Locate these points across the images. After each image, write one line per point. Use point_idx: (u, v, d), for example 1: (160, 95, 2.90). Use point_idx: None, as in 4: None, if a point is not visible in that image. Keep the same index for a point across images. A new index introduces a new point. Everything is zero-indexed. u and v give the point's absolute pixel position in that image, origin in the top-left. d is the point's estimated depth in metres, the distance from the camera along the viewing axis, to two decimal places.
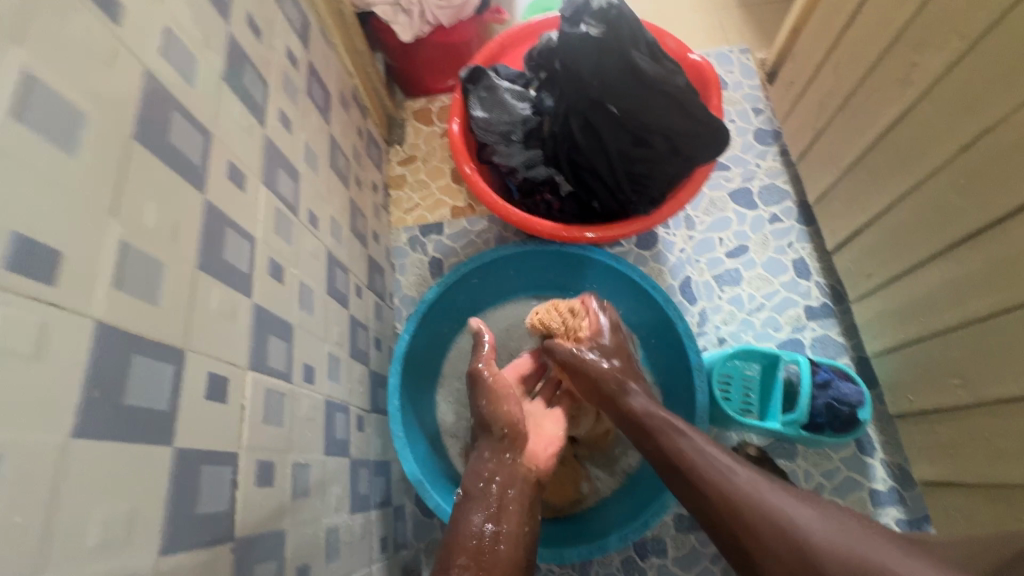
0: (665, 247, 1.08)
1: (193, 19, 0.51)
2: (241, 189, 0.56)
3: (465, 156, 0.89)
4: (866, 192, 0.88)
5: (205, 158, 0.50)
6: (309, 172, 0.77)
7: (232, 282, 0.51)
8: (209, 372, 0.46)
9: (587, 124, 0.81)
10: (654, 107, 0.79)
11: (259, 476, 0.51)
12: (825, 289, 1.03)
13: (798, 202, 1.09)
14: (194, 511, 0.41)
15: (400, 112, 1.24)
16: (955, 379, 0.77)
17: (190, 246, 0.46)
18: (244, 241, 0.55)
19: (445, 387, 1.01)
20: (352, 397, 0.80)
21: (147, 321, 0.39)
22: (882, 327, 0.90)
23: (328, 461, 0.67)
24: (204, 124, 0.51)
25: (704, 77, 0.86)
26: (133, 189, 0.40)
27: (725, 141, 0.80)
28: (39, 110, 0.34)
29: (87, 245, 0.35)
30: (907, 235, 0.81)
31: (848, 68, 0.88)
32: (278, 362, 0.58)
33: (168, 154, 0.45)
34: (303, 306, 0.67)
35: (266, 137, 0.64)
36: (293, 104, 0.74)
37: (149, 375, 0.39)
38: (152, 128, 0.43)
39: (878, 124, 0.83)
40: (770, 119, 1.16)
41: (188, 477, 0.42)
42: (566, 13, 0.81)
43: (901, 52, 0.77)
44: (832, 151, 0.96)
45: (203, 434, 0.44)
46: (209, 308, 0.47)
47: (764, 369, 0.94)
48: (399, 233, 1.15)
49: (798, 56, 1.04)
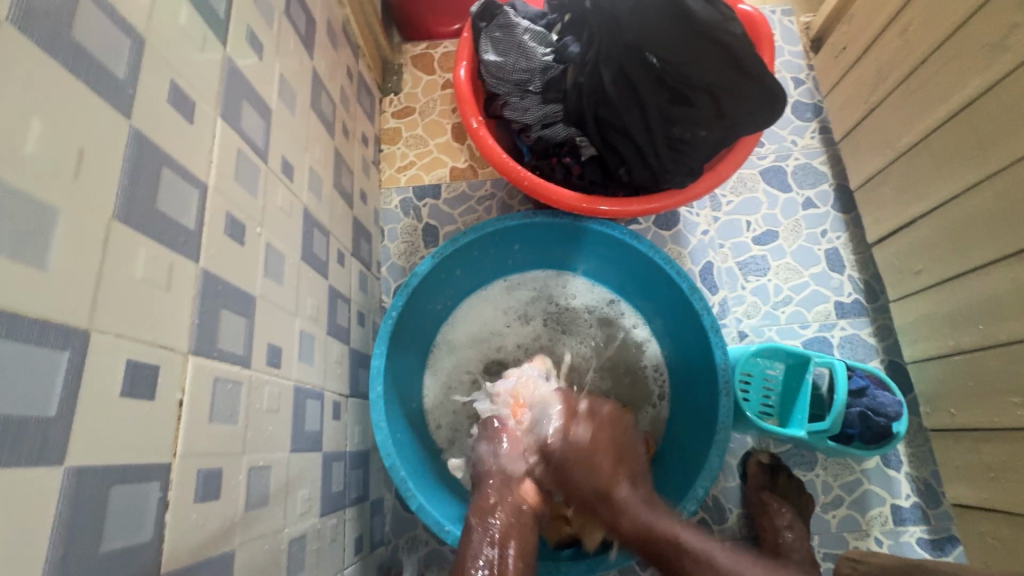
0: (687, 228, 0.97)
1: None
2: (190, 121, 0.43)
3: (472, 108, 0.76)
4: (925, 179, 0.78)
5: (134, 71, 0.37)
6: (285, 112, 0.63)
7: (172, 241, 0.39)
8: (131, 362, 0.34)
9: (620, 74, 0.68)
10: (701, 59, 0.65)
11: (202, 489, 0.41)
12: (859, 284, 0.93)
13: (835, 187, 0.98)
14: (95, 547, 0.31)
15: (396, 57, 1.09)
16: (1015, 398, 0.68)
17: (107, 189, 0.34)
18: (190, 189, 0.42)
19: (435, 396, 0.89)
20: (327, 381, 0.68)
21: (23, 289, 0.28)
22: (925, 331, 0.81)
23: (294, 459, 0.57)
24: (132, 23, 0.38)
25: (758, 31, 0.74)
26: (6, 99, 0.28)
27: (780, 108, 0.68)
28: None
29: None
30: (975, 230, 0.71)
31: (922, 30, 0.76)
32: (234, 344, 0.47)
33: (73, 58, 0.32)
34: (269, 273, 0.55)
35: (228, 59, 0.50)
36: (266, 22, 0.60)
37: (26, 368, 0.28)
38: (46, 20, 0.30)
39: (955, 99, 0.72)
40: (811, 91, 1.03)
41: (86, 503, 0.31)
42: None
43: (997, 14, 0.65)
44: (886, 131, 0.84)
45: (117, 445, 0.33)
46: (132, 276, 0.35)
47: (789, 369, 0.85)
48: (390, 194, 1.02)
49: (853, 18, 0.91)
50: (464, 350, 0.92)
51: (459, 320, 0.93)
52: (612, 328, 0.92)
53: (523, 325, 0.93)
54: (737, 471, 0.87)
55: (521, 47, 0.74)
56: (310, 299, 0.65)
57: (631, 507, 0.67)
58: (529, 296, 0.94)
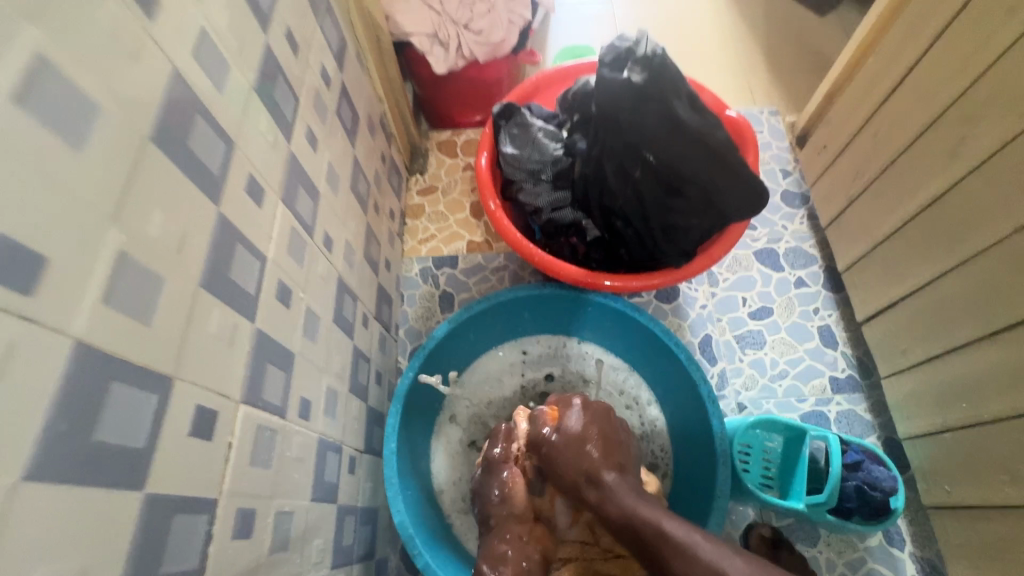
0: (687, 302, 1.04)
1: (231, 27, 0.49)
2: (259, 205, 0.52)
3: (491, 192, 0.86)
4: (904, 266, 0.85)
5: (225, 168, 0.47)
6: (329, 193, 0.73)
7: (238, 304, 0.47)
8: (197, 407, 0.40)
9: (620, 168, 0.78)
10: (692, 159, 0.75)
11: (238, 528, 0.45)
12: (852, 360, 0.98)
13: (825, 268, 1.06)
14: (155, 570, 0.36)
15: (424, 143, 1.23)
16: (1003, 475, 0.70)
17: (197, 262, 0.42)
18: (255, 260, 0.51)
19: (446, 455, 0.93)
20: (346, 436, 0.73)
21: (134, 342, 0.35)
22: (917, 409, 0.84)
23: (313, 508, 0.61)
24: (227, 131, 0.47)
25: (743, 135, 0.85)
26: (142, 195, 0.36)
27: (763, 201, 0.78)
28: (50, 101, 0.30)
29: (83, 256, 0.31)
30: (951, 314, 0.77)
31: (889, 136, 0.86)
32: (274, 396, 0.53)
33: (186, 160, 0.41)
34: (306, 333, 0.62)
35: (291, 153, 0.61)
36: (321, 121, 0.71)
37: (128, 407, 0.34)
38: (172, 134, 0.40)
39: (923, 194, 0.80)
40: (798, 181, 1.14)
41: (152, 528, 0.36)
42: (607, 58, 0.78)
43: (947, 129, 0.75)
44: (868, 220, 0.92)
45: (179, 480, 0.38)
46: (206, 332, 0.42)
47: (787, 442, 0.88)
48: (411, 263, 1.11)
49: (831, 122, 1.03)
50: (473, 411, 0.96)
51: (470, 383, 0.97)
52: (618, 397, 0.96)
53: (528, 388, 0.98)
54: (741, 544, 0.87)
55: (535, 142, 0.85)
56: (337, 357, 0.71)
57: (617, 492, 0.57)
58: (537, 362, 0.99)
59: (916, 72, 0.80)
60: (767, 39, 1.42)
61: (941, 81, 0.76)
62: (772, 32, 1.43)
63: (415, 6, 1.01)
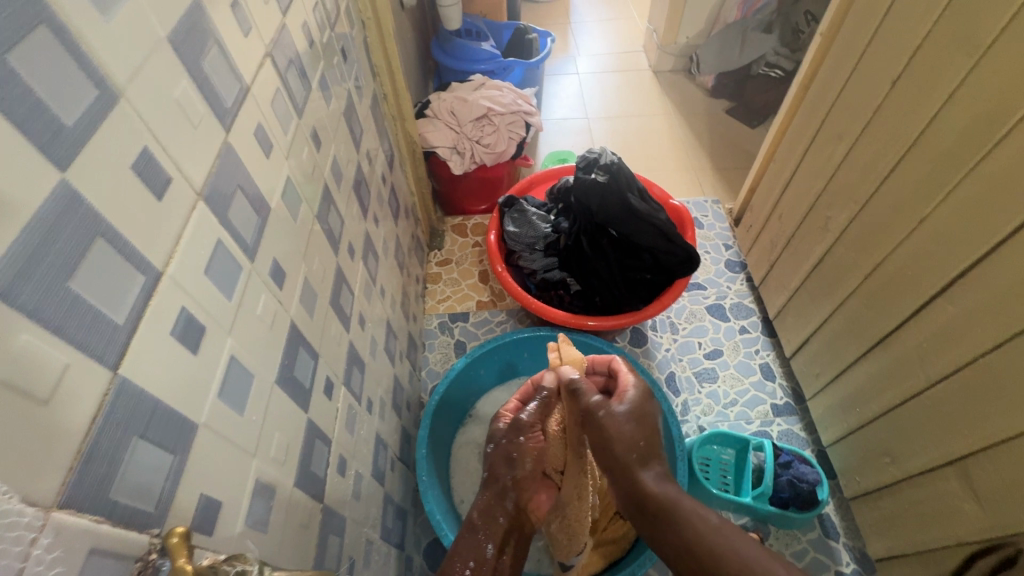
0: (654, 346, 1.30)
1: (342, 153, 0.80)
2: (350, 259, 0.80)
3: (498, 259, 1.16)
4: (809, 309, 1.12)
5: (339, 235, 0.75)
6: (382, 257, 1.02)
7: (341, 320, 0.73)
8: (326, 376, 0.65)
9: (593, 240, 1.09)
10: (643, 232, 1.06)
11: (339, 467, 0.67)
12: (787, 390, 1.23)
13: (762, 318, 1.33)
14: (309, 467, 0.58)
15: (441, 226, 1.55)
16: (887, 458, 0.94)
17: (328, 288, 0.69)
18: (348, 295, 0.78)
19: (464, 472, 1.12)
20: (389, 440, 0.95)
21: (307, 326, 0.60)
22: (832, 420, 1.08)
23: (372, 481, 0.82)
24: (340, 214, 0.77)
25: (682, 217, 1.17)
26: (312, 246, 0.64)
27: (698, 261, 1.07)
28: (289, 195, 0.59)
29: (294, 274, 0.58)
30: (839, 341, 1.03)
31: (788, 216, 1.18)
32: (355, 387, 0.77)
33: (326, 229, 0.70)
34: (370, 352, 0.87)
35: (365, 229, 0.90)
36: (379, 207, 1.02)
37: (305, 363, 0.59)
38: (321, 214, 0.69)
39: (811, 257, 1.09)
40: (737, 252, 1.46)
41: (309, 441, 0.59)
42: (581, 164, 1.12)
43: (819, 210, 1.06)
44: (783, 278, 1.21)
45: (319, 418, 0.62)
46: (330, 332, 0.68)
47: (738, 453, 1.10)
48: (431, 319, 1.37)
49: (754, 207, 1.37)
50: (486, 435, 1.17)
51: (483, 412, 1.20)
52: None
53: None
54: None
55: (530, 223, 1.16)
56: (385, 376, 0.96)
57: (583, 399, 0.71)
58: None
59: (797, 173, 1.14)
60: (709, 147, 1.81)
61: (811, 180, 1.09)
62: (714, 142, 1.83)
63: (439, 128, 1.38)
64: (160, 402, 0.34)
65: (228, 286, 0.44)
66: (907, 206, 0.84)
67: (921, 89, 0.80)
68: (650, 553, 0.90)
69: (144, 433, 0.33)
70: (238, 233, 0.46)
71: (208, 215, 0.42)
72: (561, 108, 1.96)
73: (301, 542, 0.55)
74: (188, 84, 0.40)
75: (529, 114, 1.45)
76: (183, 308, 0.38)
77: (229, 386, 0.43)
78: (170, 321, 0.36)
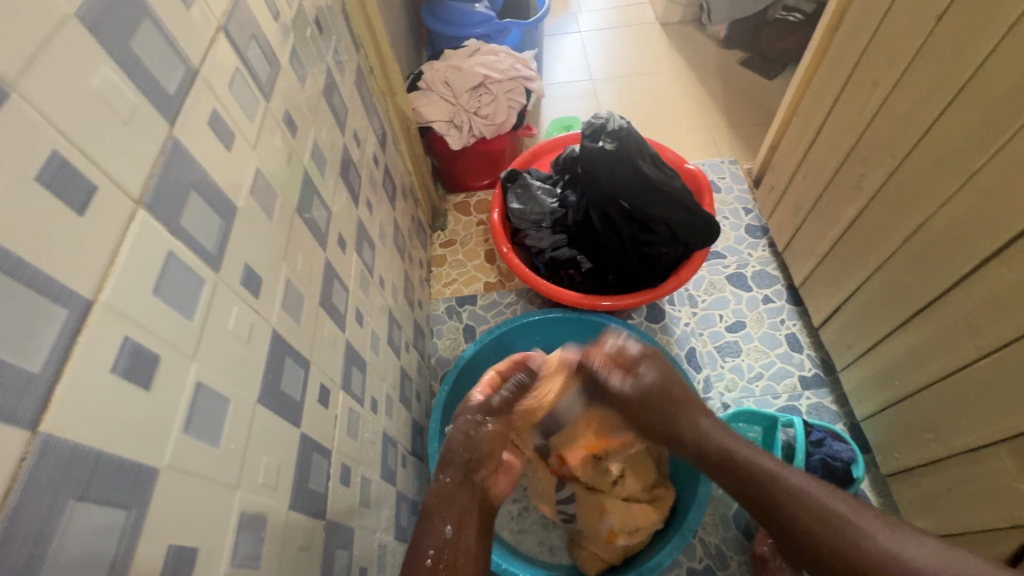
0: (672, 321, 1.23)
1: (325, 136, 0.74)
2: (342, 252, 0.75)
3: (503, 239, 1.09)
4: (840, 275, 1.04)
5: (326, 227, 0.70)
6: (380, 245, 0.97)
7: (335, 320, 0.68)
8: (320, 383, 0.61)
9: (603, 214, 1.01)
10: (658, 203, 0.98)
11: (342, 477, 0.63)
12: (816, 361, 1.16)
13: (787, 285, 1.25)
14: (307, 485, 0.54)
15: (443, 205, 1.48)
16: (930, 434, 0.88)
17: (317, 290, 0.63)
18: (342, 291, 0.73)
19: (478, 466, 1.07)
20: (399, 436, 0.91)
21: (293, 334, 0.55)
22: (866, 393, 1.01)
23: (381, 483, 0.78)
24: (325, 203, 0.71)
25: (700, 182, 1.08)
26: (295, 244, 0.59)
27: (718, 231, 0.99)
28: (261, 190, 0.53)
29: (274, 281, 0.53)
30: (875, 311, 0.96)
31: (814, 177, 1.09)
32: (356, 389, 0.73)
33: (310, 223, 0.64)
34: (372, 348, 0.83)
35: (357, 216, 0.84)
36: (374, 192, 0.96)
37: (293, 374, 0.54)
38: (303, 208, 0.63)
39: (842, 221, 1.01)
40: (758, 216, 1.37)
41: (306, 458, 0.54)
42: (587, 132, 1.03)
43: (851, 166, 0.97)
44: (809, 243, 1.13)
45: (316, 430, 0.57)
46: (323, 335, 0.63)
47: (765, 431, 1.04)
48: (438, 303, 1.32)
49: (777, 166, 1.26)
50: None
51: None
52: None
53: None
54: (736, 523, 1.00)
55: (536, 198, 1.09)
56: (391, 371, 0.92)
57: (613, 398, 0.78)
58: None
59: (825, 128, 1.04)
60: (724, 103, 1.69)
61: (839, 137, 1.00)
62: (729, 97, 1.70)
63: (434, 101, 1.29)
64: (104, 452, 0.30)
65: (188, 304, 0.38)
66: (956, 158, 0.75)
67: (971, 25, 0.70)
68: (677, 541, 0.85)
69: (82, 493, 0.29)
70: (195, 241, 0.40)
71: (154, 224, 0.36)
72: (563, 71, 1.84)
73: (302, 566, 0.51)
74: (111, 70, 0.34)
75: (529, 79, 1.35)
76: (126, 338, 0.32)
77: (197, 417, 0.38)
78: (109, 356, 0.31)
